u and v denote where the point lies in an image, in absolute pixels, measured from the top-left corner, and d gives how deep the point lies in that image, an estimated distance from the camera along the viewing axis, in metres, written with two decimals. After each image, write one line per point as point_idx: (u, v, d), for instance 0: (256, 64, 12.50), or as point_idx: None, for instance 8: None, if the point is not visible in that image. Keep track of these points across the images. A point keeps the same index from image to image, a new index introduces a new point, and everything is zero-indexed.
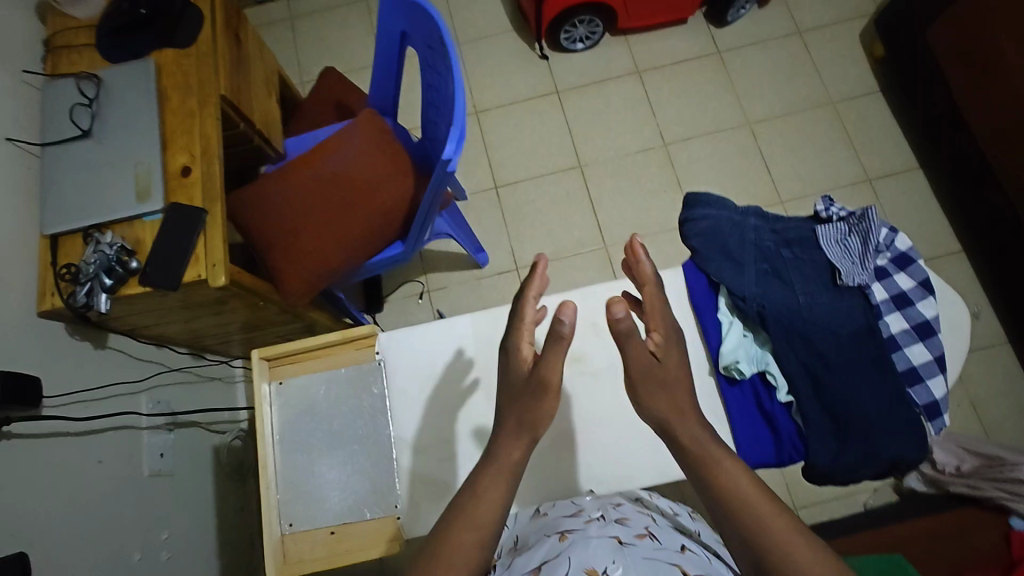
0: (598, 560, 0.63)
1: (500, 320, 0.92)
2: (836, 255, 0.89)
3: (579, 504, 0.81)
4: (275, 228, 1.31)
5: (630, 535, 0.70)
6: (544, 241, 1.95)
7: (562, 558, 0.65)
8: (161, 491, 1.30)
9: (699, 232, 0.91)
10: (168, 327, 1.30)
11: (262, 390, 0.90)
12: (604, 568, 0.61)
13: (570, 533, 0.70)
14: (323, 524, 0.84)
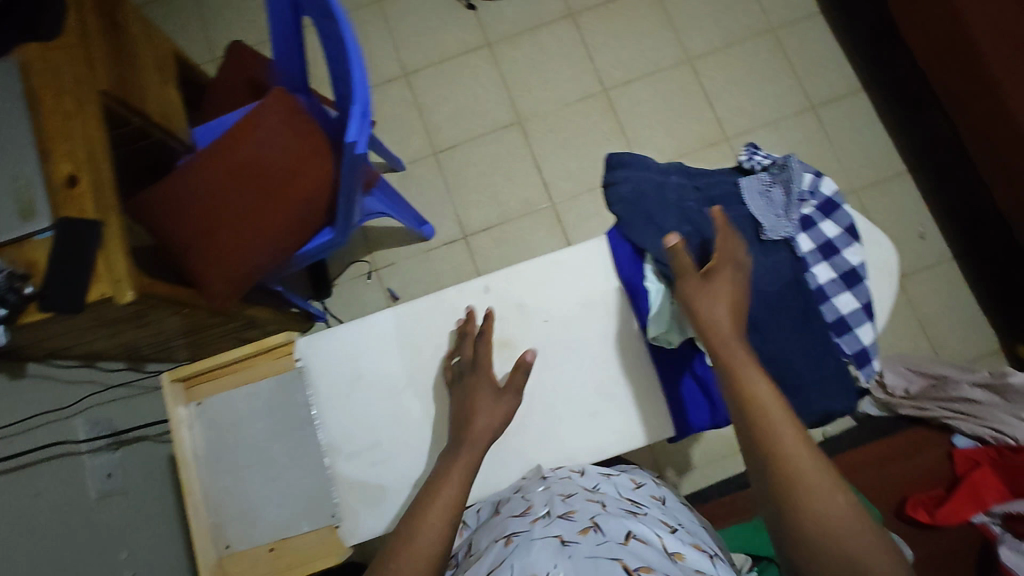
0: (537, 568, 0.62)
1: (422, 310, 0.89)
2: (759, 209, 0.84)
3: (530, 496, 0.77)
4: (187, 229, 1.22)
5: (571, 531, 0.68)
6: (489, 205, 1.88)
7: (504, 569, 0.64)
8: (114, 510, 1.28)
9: (619, 198, 0.87)
10: (92, 346, 1.23)
11: (179, 413, 0.86)
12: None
13: (515, 537, 0.69)
14: (261, 541, 0.82)
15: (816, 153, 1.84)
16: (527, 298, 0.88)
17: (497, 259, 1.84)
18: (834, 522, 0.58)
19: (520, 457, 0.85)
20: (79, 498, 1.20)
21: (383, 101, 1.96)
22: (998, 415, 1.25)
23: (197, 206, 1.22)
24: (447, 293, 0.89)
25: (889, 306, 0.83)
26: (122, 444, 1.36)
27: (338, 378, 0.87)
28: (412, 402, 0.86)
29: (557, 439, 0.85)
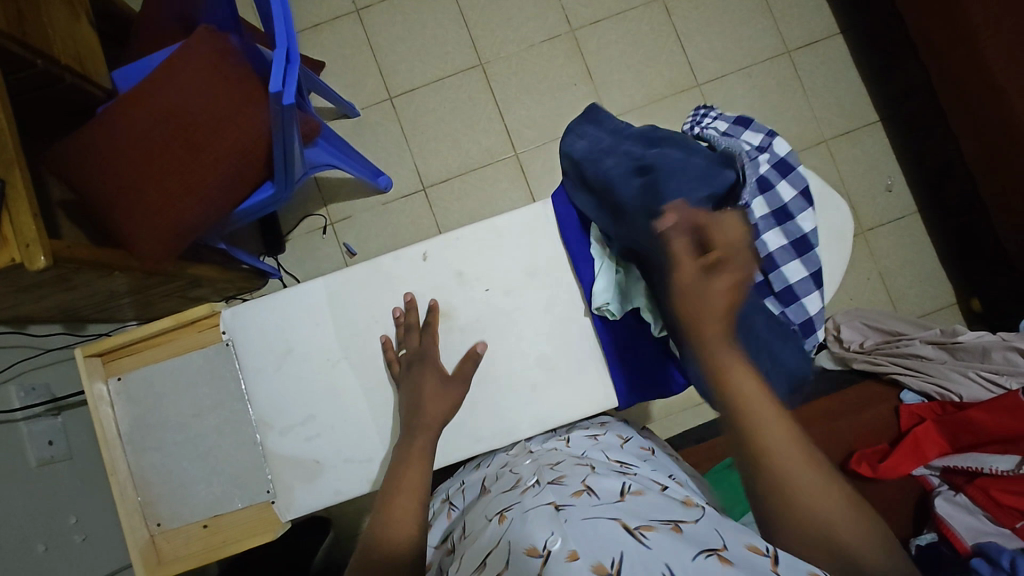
0: (537, 535, 0.58)
1: (354, 280, 0.83)
2: None
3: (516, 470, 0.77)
4: (110, 184, 1.12)
5: (564, 496, 0.66)
6: (450, 154, 1.79)
7: (502, 546, 0.62)
8: (58, 476, 1.25)
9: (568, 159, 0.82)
10: (17, 311, 1.15)
11: (97, 390, 0.80)
12: (543, 544, 0.57)
13: (508, 512, 0.66)
14: (192, 519, 0.80)
15: (790, 101, 1.77)
16: (469, 266, 0.83)
17: (458, 211, 1.77)
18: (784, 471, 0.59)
19: (459, 433, 0.81)
20: (19, 467, 1.16)
21: (333, 40, 1.81)
22: (944, 372, 1.28)
23: (121, 159, 1.12)
24: (384, 260, 0.83)
25: (839, 275, 0.80)
26: (63, 409, 1.32)
27: (266, 352, 0.82)
28: (345, 376, 0.82)
29: (500, 414, 0.82)
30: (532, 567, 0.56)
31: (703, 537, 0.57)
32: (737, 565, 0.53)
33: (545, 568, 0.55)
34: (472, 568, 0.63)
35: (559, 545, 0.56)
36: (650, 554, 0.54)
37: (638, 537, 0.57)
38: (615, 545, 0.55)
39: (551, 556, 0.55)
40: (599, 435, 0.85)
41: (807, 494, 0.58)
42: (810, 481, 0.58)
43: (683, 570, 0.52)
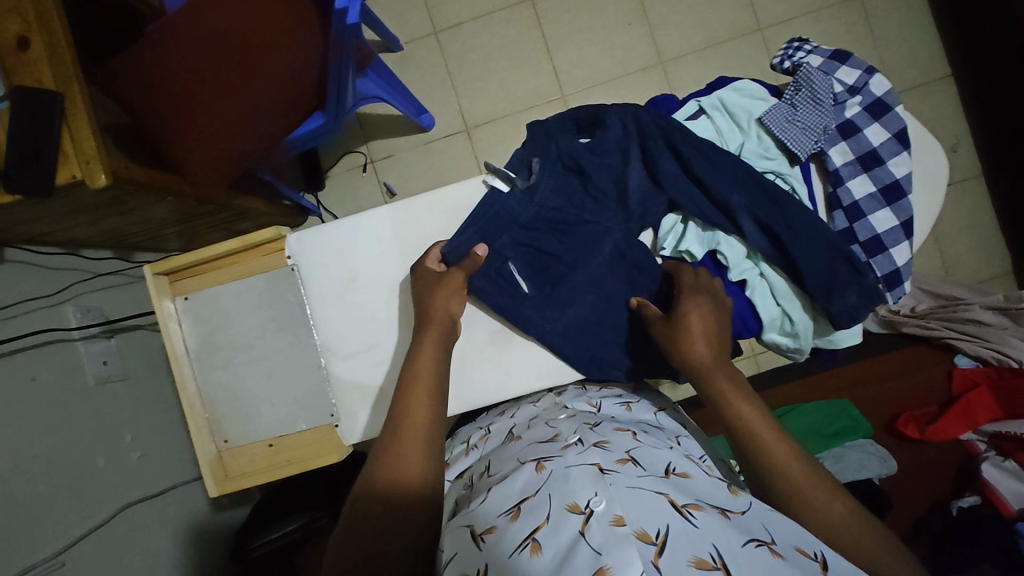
0: (581, 493, 0.56)
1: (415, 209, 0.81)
2: (803, 110, 0.74)
3: (556, 426, 0.74)
4: (160, 103, 1.07)
5: (609, 459, 0.62)
6: (495, 94, 1.73)
7: (541, 496, 0.58)
8: (115, 395, 1.29)
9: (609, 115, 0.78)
10: (73, 232, 1.16)
11: (165, 308, 0.81)
12: (586, 503, 0.55)
13: (548, 462, 0.63)
14: (258, 438, 0.82)
15: (859, 50, 1.66)
16: None
17: (501, 154, 1.73)
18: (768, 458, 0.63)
19: (520, 370, 0.81)
20: (78, 385, 1.19)
21: None
22: (1003, 338, 1.22)
23: (174, 84, 1.07)
24: (451, 189, 0.81)
25: (930, 224, 0.76)
26: (117, 332, 1.34)
27: (331, 280, 0.81)
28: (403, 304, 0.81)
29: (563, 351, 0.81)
30: (573, 524, 0.53)
31: (749, 523, 0.55)
32: (787, 560, 0.50)
33: (587, 527, 0.52)
34: (498, 510, 0.60)
35: (604, 507, 0.54)
36: (699, 534, 0.51)
37: (685, 513, 0.54)
38: (661, 518, 0.53)
39: (594, 518, 0.53)
40: (631, 404, 0.81)
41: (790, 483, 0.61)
42: (801, 475, 0.61)
43: (730, 555, 0.49)
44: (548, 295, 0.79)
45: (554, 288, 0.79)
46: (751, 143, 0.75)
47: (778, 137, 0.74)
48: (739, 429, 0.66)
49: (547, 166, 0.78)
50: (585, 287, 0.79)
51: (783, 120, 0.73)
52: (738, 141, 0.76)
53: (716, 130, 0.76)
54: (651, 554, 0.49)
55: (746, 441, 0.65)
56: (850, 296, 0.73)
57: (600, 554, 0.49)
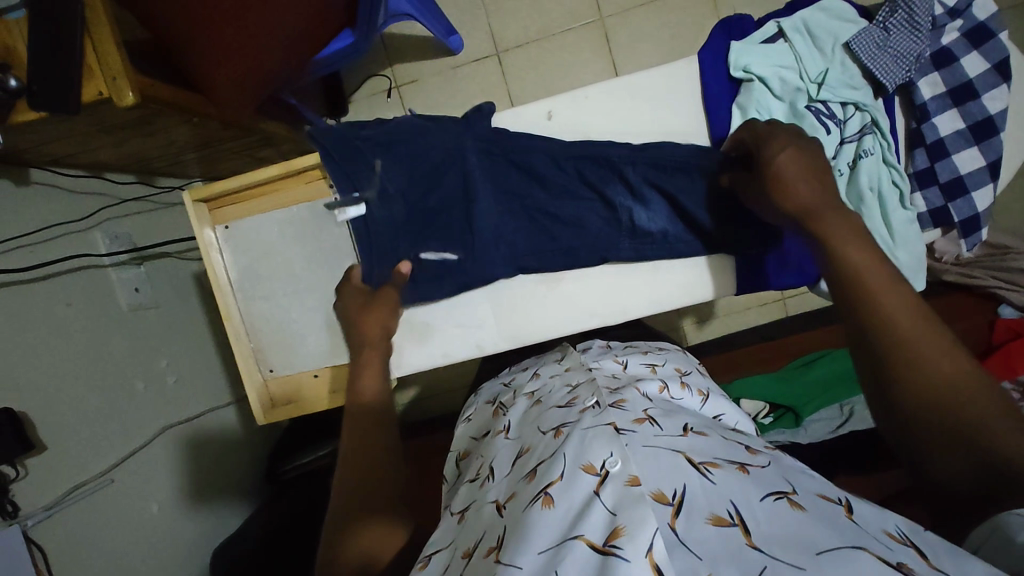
0: (596, 453, 0.52)
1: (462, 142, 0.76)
2: (898, 37, 0.67)
3: (573, 389, 0.71)
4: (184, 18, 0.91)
5: (625, 419, 0.59)
6: (528, 15, 1.61)
7: (557, 457, 0.55)
8: (148, 321, 1.29)
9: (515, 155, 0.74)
10: (97, 153, 1.11)
11: (206, 237, 0.79)
12: (602, 463, 0.51)
13: (566, 427, 0.60)
14: (305, 368, 0.81)
15: None
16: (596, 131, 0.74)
17: (532, 81, 1.63)
18: (885, 309, 0.49)
19: (570, 303, 0.77)
20: (112, 310, 1.19)
21: None
22: None
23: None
24: (504, 118, 0.76)
25: (1015, 166, 0.71)
26: (146, 259, 1.32)
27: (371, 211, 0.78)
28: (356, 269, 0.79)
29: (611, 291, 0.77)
30: (588, 485, 0.50)
31: (771, 478, 0.50)
32: (808, 511, 0.46)
33: (603, 488, 0.49)
34: (517, 478, 0.58)
35: (620, 468, 0.50)
36: (716, 494, 0.47)
37: (702, 470, 0.50)
38: (678, 477, 0.49)
39: (611, 478, 0.49)
40: (658, 367, 0.81)
41: (932, 378, 0.46)
42: (953, 368, 0.46)
43: (748, 510, 0.46)
44: (470, 249, 0.75)
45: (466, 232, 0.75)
46: (834, 70, 0.69)
47: (865, 66, 0.68)
48: (874, 321, 0.49)
49: (370, 153, 0.71)
50: (521, 247, 0.76)
51: (873, 46, 0.68)
52: (821, 69, 0.70)
53: (795, 56, 0.70)
54: (668, 516, 0.45)
55: (861, 306, 0.50)
56: (903, 252, 0.71)
57: (614, 514, 0.46)
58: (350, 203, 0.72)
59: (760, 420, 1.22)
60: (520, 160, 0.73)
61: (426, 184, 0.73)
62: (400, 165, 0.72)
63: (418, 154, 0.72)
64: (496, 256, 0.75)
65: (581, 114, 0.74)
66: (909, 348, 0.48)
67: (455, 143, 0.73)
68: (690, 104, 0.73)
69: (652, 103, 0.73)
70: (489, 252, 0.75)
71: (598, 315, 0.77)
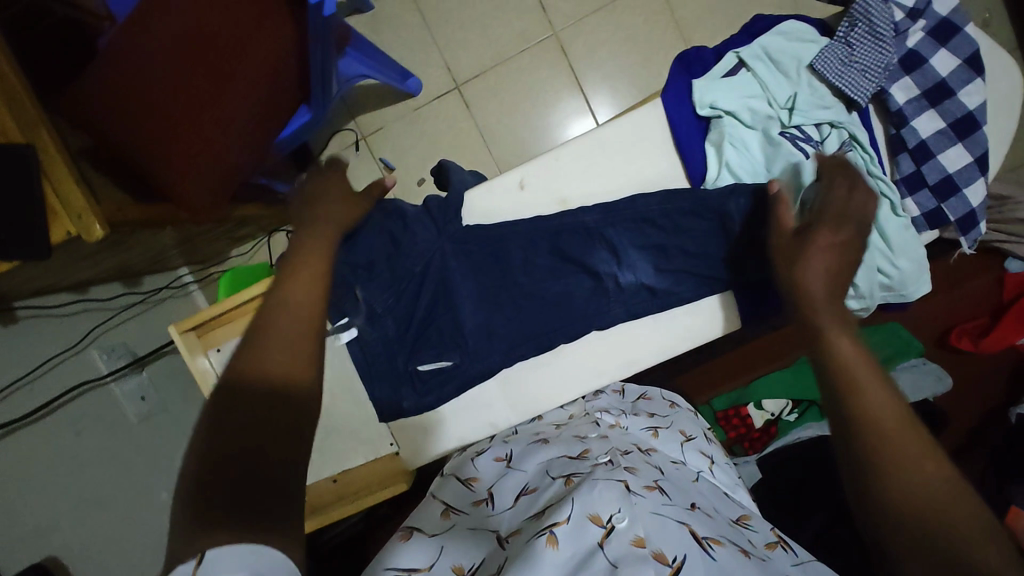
0: (603, 505, 0.53)
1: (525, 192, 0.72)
2: (861, 52, 0.66)
3: (585, 443, 0.71)
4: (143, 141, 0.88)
5: (636, 484, 0.60)
6: (481, 43, 1.59)
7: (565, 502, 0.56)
8: (160, 427, 1.26)
9: (500, 234, 0.72)
10: (78, 275, 1.09)
11: (201, 364, 0.77)
12: (608, 517, 0.52)
13: (576, 477, 0.60)
14: (322, 476, 0.80)
15: None
16: (573, 192, 0.72)
17: (497, 107, 1.61)
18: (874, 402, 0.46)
19: (578, 367, 0.75)
20: (121, 425, 1.17)
21: None
22: None
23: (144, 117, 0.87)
24: (477, 195, 0.74)
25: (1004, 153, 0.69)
26: (146, 364, 1.30)
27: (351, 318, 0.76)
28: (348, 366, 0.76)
29: (614, 348, 0.74)
30: (594, 535, 0.50)
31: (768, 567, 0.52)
32: None
33: (607, 540, 0.50)
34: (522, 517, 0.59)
35: (625, 526, 0.51)
36: (714, 567, 0.48)
37: (703, 545, 0.51)
38: (680, 545, 0.51)
39: (614, 534, 0.50)
40: (658, 430, 0.81)
41: (911, 486, 0.42)
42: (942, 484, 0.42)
43: None
44: (465, 352, 0.74)
45: (456, 331, 0.74)
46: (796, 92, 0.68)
47: (833, 85, 0.67)
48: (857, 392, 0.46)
49: (351, 280, 0.72)
50: (518, 323, 0.74)
51: (838, 64, 0.66)
52: (789, 94, 0.69)
53: (760, 85, 0.69)
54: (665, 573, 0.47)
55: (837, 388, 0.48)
56: (903, 262, 0.69)
57: (615, 566, 0.47)
58: (341, 329, 0.73)
59: (785, 418, 1.18)
60: (498, 250, 0.73)
61: (412, 295, 0.73)
62: (380, 284, 0.72)
63: (399, 268, 0.72)
64: (493, 342, 0.74)
65: (553, 179, 0.73)
66: (894, 450, 0.44)
67: (431, 250, 0.73)
68: (664, 147, 0.71)
69: (628, 153, 0.72)
70: (487, 337, 0.74)
71: (607, 372, 0.75)
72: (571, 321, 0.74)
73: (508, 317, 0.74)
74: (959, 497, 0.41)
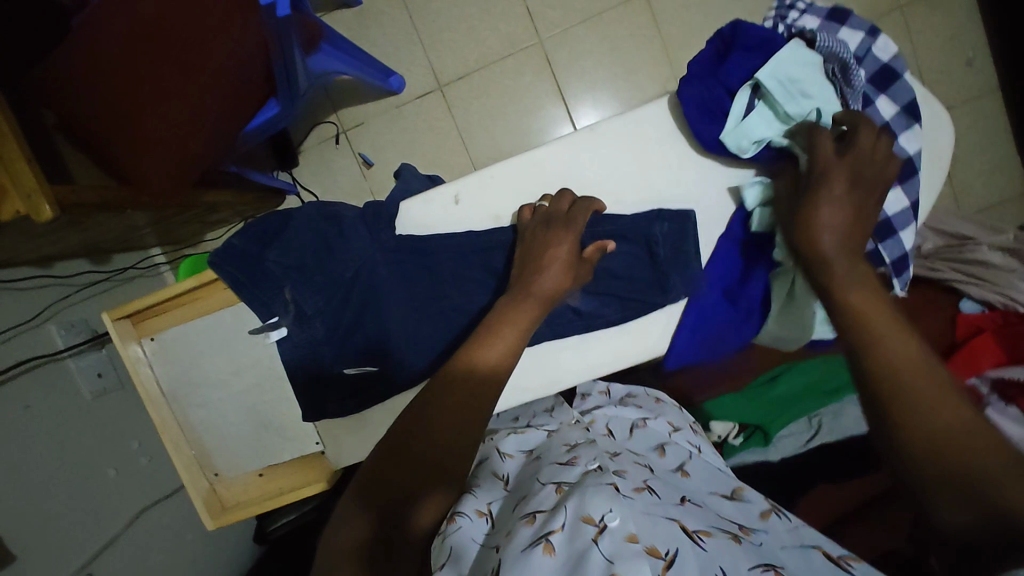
0: (595, 505, 0.53)
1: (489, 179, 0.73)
2: (812, 93, 0.66)
3: (573, 446, 0.71)
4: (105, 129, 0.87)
5: (625, 485, 0.60)
6: (467, 45, 1.60)
7: (559, 508, 0.55)
8: (115, 405, 1.27)
9: (436, 249, 0.74)
10: (37, 250, 1.09)
11: (133, 353, 0.78)
12: (600, 516, 0.51)
13: (566, 484, 0.59)
14: (248, 468, 0.82)
15: None
16: (507, 211, 0.73)
17: (478, 110, 1.61)
18: (884, 352, 0.49)
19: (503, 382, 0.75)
20: (74, 401, 1.17)
21: None
22: (1012, 281, 1.14)
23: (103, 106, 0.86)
24: (414, 205, 0.74)
25: (934, 201, 0.70)
26: (105, 341, 1.31)
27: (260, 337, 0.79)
28: (276, 363, 0.79)
29: (538, 367, 0.75)
30: (587, 535, 0.50)
31: (757, 550, 0.53)
32: None
33: (601, 537, 0.50)
34: (527, 512, 0.58)
35: (618, 524, 0.51)
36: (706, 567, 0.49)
37: (694, 538, 0.53)
38: (670, 539, 0.52)
39: (607, 532, 0.50)
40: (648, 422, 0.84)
41: (915, 413, 0.45)
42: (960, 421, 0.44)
43: None
44: (392, 359, 0.75)
45: (384, 340, 0.75)
46: (782, 108, 0.66)
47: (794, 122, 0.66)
48: (877, 376, 0.48)
49: (282, 280, 0.72)
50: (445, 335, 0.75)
51: (791, 101, 0.66)
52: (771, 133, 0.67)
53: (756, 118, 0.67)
54: (659, 566, 0.48)
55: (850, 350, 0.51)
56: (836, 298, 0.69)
57: (611, 562, 0.47)
58: (271, 327, 0.74)
59: (730, 441, 1.11)
60: (430, 263, 0.74)
61: (341, 300, 0.74)
62: (312, 287, 0.73)
63: (329, 273, 0.73)
64: (418, 354, 0.75)
65: (489, 196, 0.73)
66: (905, 385, 0.47)
67: (363, 258, 0.73)
68: (598, 173, 0.72)
69: (564, 176, 0.72)
70: (413, 349, 0.75)
71: (532, 389, 0.75)
72: None
73: (435, 329, 0.75)
74: (980, 435, 0.42)
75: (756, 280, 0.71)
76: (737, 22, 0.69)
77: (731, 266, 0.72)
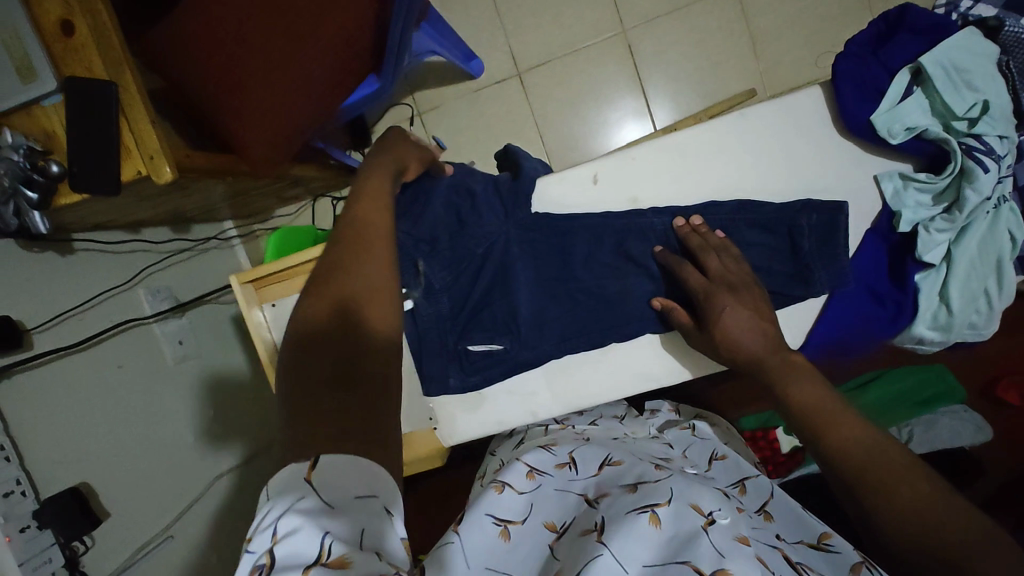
0: (706, 499, 0.52)
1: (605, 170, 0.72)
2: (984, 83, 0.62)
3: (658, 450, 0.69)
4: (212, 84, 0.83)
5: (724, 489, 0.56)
6: (549, 32, 1.58)
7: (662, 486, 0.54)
8: (195, 373, 1.19)
9: (569, 230, 0.73)
10: (135, 214, 1.06)
11: (255, 318, 0.79)
12: (711, 510, 0.50)
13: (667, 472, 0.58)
14: None
15: None
16: (646, 193, 0.72)
17: (556, 98, 1.59)
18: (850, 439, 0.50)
19: (625, 369, 0.74)
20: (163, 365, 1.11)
21: None
22: None
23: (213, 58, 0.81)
24: (550, 183, 0.74)
25: None
26: (186, 309, 1.23)
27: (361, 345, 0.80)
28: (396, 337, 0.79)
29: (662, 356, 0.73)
30: (695, 522, 0.49)
31: None
32: None
33: (711, 529, 0.48)
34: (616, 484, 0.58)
35: (729, 520, 0.49)
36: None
37: (798, 568, 0.50)
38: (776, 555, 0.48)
39: (716, 526, 0.49)
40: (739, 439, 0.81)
41: (890, 496, 0.46)
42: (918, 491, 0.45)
43: None
44: (518, 339, 0.74)
45: (511, 322, 0.74)
46: (943, 98, 0.63)
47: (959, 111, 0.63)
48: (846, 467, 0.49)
49: (414, 253, 0.71)
50: (572, 319, 0.74)
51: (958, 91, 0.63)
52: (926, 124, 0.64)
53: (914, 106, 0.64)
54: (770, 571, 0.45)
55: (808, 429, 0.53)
56: (987, 304, 0.66)
57: (722, 554, 0.45)
58: (397, 299, 0.74)
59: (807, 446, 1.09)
60: (561, 244, 0.73)
61: (471, 276, 0.74)
62: (442, 262, 0.72)
63: (460, 248, 0.72)
64: (543, 338, 0.74)
65: (629, 178, 0.72)
66: (862, 471, 0.48)
67: (495, 235, 0.73)
68: (742, 160, 0.70)
69: (706, 160, 0.71)
70: (539, 332, 0.74)
71: (652, 377, 0.74)
72: (625, 323, 0.73)
73: (561, 313, 0.74)
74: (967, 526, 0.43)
75: (911, 280, 0.67)
76: (907, 4, 0.64)
77: (877, 262, 0.69)
